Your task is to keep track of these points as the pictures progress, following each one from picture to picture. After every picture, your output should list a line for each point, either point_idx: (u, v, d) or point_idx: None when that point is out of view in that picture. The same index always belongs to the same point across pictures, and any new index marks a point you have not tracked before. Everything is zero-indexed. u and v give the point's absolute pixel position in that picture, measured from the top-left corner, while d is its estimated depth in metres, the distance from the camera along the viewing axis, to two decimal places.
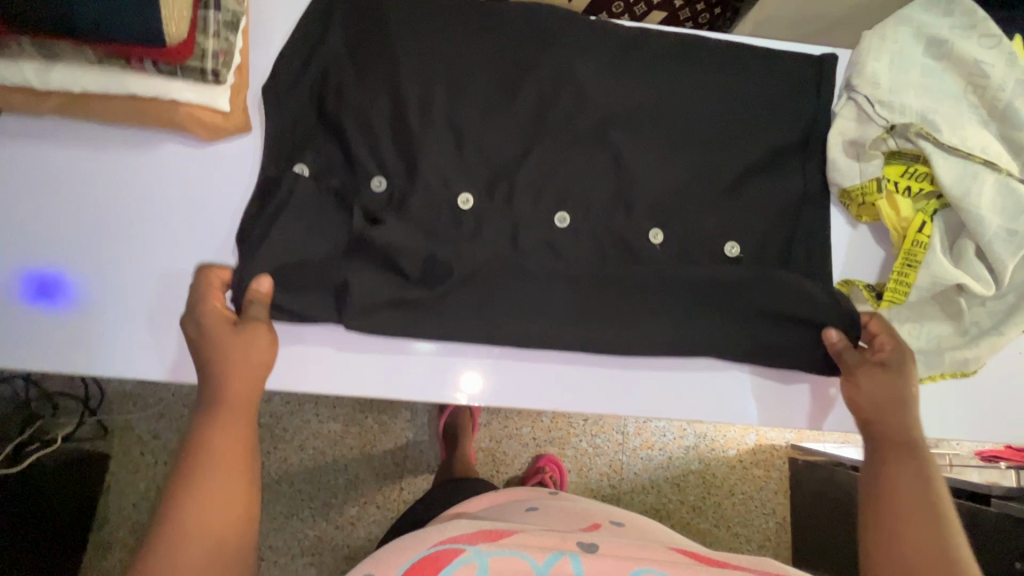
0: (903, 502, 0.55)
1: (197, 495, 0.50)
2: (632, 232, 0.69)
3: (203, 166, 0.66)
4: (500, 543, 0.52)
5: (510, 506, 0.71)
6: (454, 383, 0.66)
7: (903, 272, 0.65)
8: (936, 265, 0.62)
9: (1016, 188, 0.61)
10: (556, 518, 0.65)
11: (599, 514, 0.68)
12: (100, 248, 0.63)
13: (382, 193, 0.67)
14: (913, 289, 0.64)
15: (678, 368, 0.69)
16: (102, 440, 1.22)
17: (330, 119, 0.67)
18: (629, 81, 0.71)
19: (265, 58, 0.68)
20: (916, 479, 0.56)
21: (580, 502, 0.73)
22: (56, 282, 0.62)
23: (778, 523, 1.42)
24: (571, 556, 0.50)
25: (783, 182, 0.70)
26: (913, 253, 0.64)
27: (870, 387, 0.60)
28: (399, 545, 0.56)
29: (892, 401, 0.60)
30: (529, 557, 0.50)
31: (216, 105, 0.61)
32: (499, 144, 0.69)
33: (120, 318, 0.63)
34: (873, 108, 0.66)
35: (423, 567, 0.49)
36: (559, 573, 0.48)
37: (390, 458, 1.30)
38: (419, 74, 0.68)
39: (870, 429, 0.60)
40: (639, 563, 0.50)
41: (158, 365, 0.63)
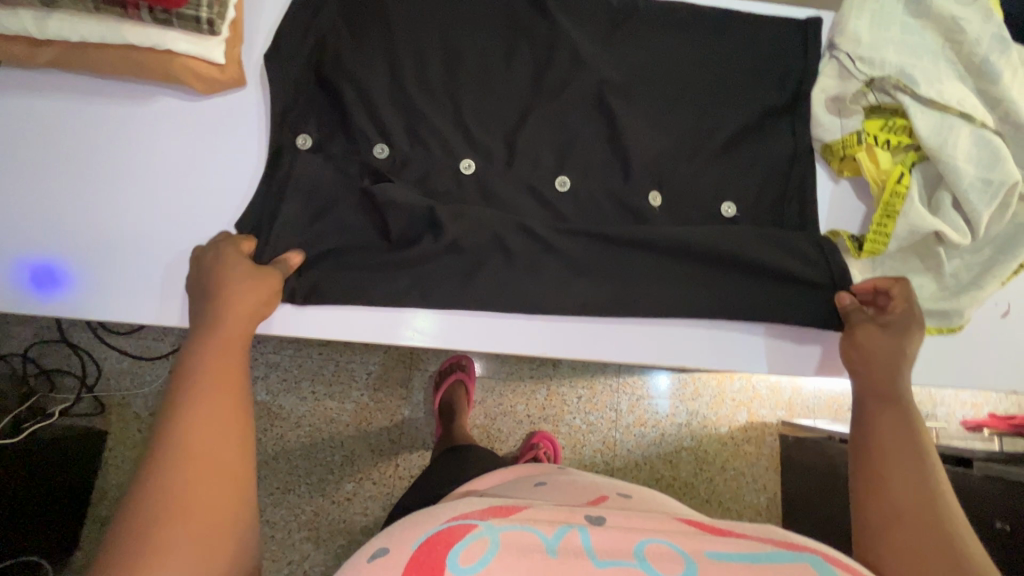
0: (891, 449, 0.57)
1: (193, 432, 0.50)
2: (625, 190, 0.70)
3: (198, 121, 0.67)
4: (511, 518, 0.51)
5: (517, 482, 0.70)
6: (456, 338, 0.66)
7: (881, 223, 0.66)
8: (914, 215, 0.63)
9: (990, 138, 0.64)
10: (562, 492, 0.63)
11: (606, 487, 0.66)
12: (98, 198, 0.65)
13: (384, 158, 0.68)
14: (892, 240, 0.65)
15: (675, 326, 0.68)
16: (99, 417, 1.23)
17: (324, 76, 0.67)
18: (616, 41, 0.72)
19: (258, 16, 0.69)
20: (902, 430, 0.58)
21: (591, 477, 0.71)
22: (56, 233, 0.64)
23: (770, 498, 1.44)
24: (579, 529, 0.50)
25: (770, 140, 0.71)
26: (891, 204, 0.66)
27: (870, 346, 0.62)
28: (409, 520, 0.54)
29: (889, 362, 0.61)
30: (539, 531, 0.49)
31: (211, 56, 0.62)
32: (490, 103, 0.71)
33: (121, 268, 0.64)
34: (854, 64, 0.67)
35: (435, 543, 0.47)
36: (568, 547, 0.47)
37: (386, 435, 1.31)
38: (410, 32, 0.70)
39: (864, 383, 0.62)
40: (643, 534, 0.50)
41: (158, 310, 0.64)
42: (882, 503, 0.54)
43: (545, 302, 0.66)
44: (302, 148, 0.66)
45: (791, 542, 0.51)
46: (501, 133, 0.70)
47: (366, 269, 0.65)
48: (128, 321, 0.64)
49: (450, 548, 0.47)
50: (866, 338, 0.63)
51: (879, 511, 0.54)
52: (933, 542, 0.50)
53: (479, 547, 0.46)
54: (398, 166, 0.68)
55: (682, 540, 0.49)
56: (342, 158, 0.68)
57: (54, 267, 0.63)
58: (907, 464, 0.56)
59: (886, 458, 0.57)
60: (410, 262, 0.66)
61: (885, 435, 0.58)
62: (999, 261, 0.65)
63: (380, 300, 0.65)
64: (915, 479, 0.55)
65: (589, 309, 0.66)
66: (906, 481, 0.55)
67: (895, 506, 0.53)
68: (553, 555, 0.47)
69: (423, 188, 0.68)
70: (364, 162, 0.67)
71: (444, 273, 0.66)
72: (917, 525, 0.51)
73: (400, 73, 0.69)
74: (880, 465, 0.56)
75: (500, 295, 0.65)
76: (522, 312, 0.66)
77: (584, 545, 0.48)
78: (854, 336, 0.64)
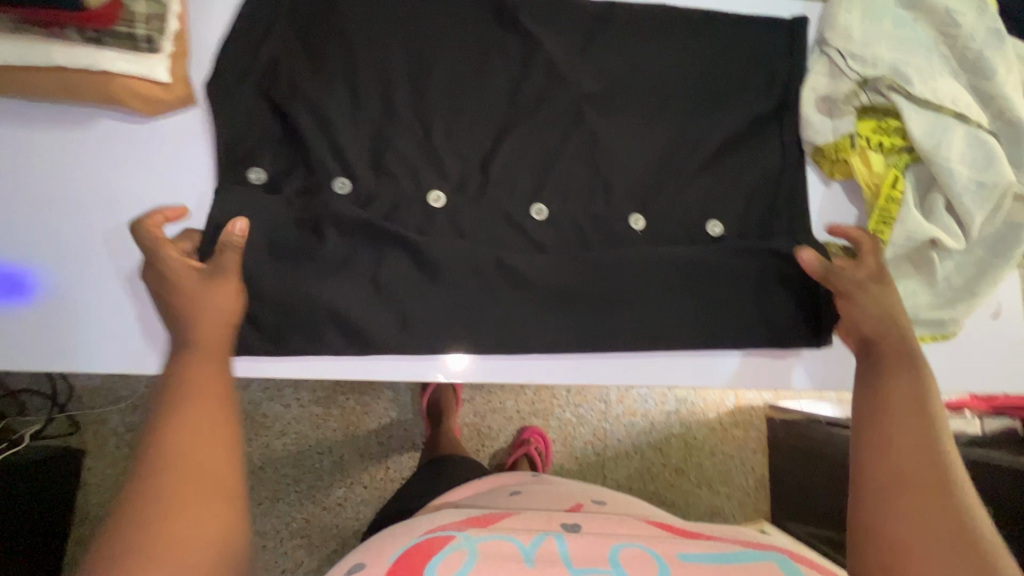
0: (898, 408, 0.54)
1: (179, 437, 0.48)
2: (604, 213, 0.67)
3: (145, 144, 0.62)
4: (493, 528, 0.47)
5: (491, 492, 0.65)
6: (437, 363, 0.64)
7: (877, 229, 0.65)
8: (911, 221, 0.62)
9: (985, 139, 0.62)
10: (538, 499, 0.59)
11: (579, 493, 0.63)
12: (53, 232, 0.60)
13: (347, 195, 0.63)
14: (890, 247, 0.64)
15: (658, 355, 0.67)
16: (74, 436, 1.17)
17: (277, 107, 0.63)
18: (594, 39, 0.68)
19: (205, 28, 0.63)
20: (910, 388, 0.56)
21: (564, 482, 0.67)
22: (15, 269, 0.59)
23: (758, 479, 1.46)
24: (557, 536, 0.46)
25: (761, 144, 0.68)
26: (887, 209, 0.64)
27: (865, 304, 0.60)
28: (387, 535, 0.50)
29: (882, 315, 0.60)
30: (516, 539, 0.45)
31: (154, 75, 0.57)
32: (463, 111, 0.66)
33: (86, 307, 0.60)
34: (846, 61, 0.64)
35: (412, 555, 0.43)
36: (546, 555, 0.44)
37: (374, 439, 1.29)
38: (374, 38, 0.65)
39: (872, 346, 0.59)
40: (619, 538, 0.46)
41: (130, 351, 0.61)
42: (888, 462, 0.52)
43: (533, 321, 0.64)
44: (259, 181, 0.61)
45: (759, 542, 0.48)
46: (478, 144, 0.66)
47: (329, 318, 0.61)
48: (97, 363, 0.60)
49: (429, 560, 0.43)
50: (864, 298, 0.60)
51: (885, 471, 0.51)
52: (941, 508, 0.48)
53: (457, 559, 0.43)
54: (369, 184, 0.63)
55: (654, 543, 0.46)
56: (307, 180, 0.63)
57: (19, 298, 0.59)
58: (912, 425, 0.53)
59: (891, 416, 0.54)
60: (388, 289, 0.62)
61: (893, 393, 0.56)
62: (993, 265, 0.64)
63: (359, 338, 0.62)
64: (927, 443, 0.52)
65: (579, 324, 0.64)
66: (916, 443, 0.52)
67: (899, 466, 0.51)
68: (531, 564, 0.43)
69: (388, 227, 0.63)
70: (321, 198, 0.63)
71: (426, 298, 0.63)
72: (926, 489, 0.49)
73: (359, 94, 0.65)
74: (886, 424, 0.54)
75: (484, 315, 0.63)
76: (507, 333, 0.64)
77: (561, 552, 0.44)
78: (853, 295, 0.61)
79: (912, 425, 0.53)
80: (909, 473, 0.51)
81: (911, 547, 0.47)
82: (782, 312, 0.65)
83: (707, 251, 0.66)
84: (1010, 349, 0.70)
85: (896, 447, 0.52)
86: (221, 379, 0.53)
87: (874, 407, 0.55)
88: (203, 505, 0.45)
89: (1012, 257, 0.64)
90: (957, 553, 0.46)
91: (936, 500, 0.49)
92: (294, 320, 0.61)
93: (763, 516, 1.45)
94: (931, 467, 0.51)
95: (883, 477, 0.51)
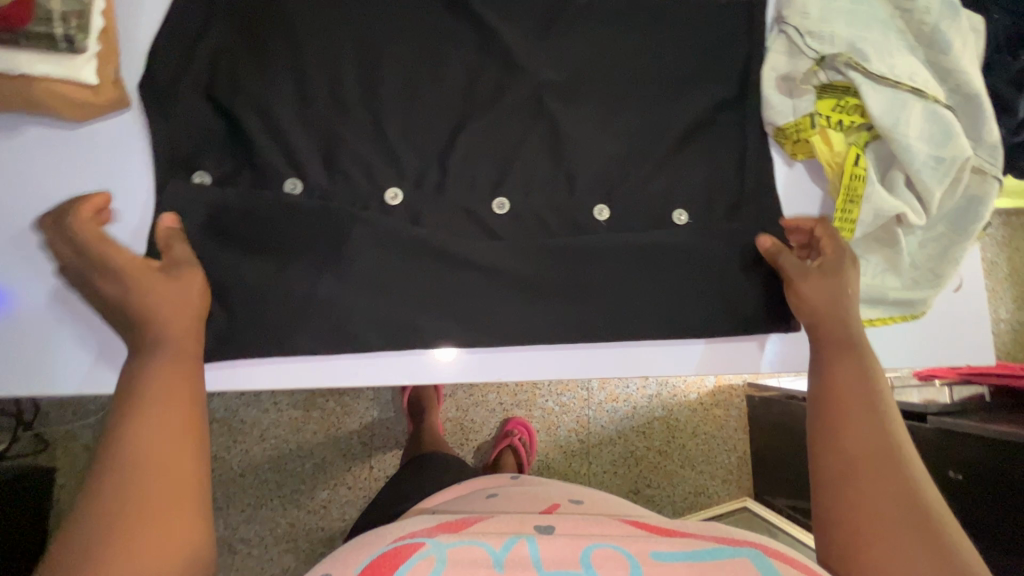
0: (846, 395, 0.55)
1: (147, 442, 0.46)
2: (567, 203, 0.65)
3: (82, 151, 0.59)
4: (463, 532, 0.46)
5: (467, 497, 0.64)
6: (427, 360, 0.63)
7: (845, 209, 0.64)
8: (877, 197, 0.62)
9: (942, 114, 0.61)
10: (513, 501, 0.58)
11: (555, 494, 0.62)
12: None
13: (298, 195, 0.61)
14: (858, 225, 0.64)
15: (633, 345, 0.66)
16: (43, 454, 1.13)
17: (220, 107, 0.60)
18: (550, 24, 0.66)
19: (137, 28, 0.60)
20: (857, 374, 0.56)
21: (543, 484, 0.66)
22: None
23: (740, 456, 1.48)
24: (528, 539, 0.45)
25: (723, 128, 0.68)
26: (853, 187, 0.63)
27: (812, 295, 0.60)
28: (355, 545, 0.48)
29: (831, 305, 0.59)
30: (485, 543, 0.44)
31: (80, 78, 0.54)
32: (417, 104, 0.64)
33: (35, 327, 0.58)
34: (803, 39, 0.64)
35: (379, 565, 0.42)
36: (516, 559, 0.42)
37: (356, 440, 1.27)
38: (319, 31, 0.62)
39: (815, 335, 0.60)
40: (591, 539, 0.45)
41: (85, 369, 0.58)
42: (839, 449, 0.52)
43: (501, 316, 0.63)
44: (205, 182, 0.59)
45: (730, 537, 0.47)
46: (435, 137, 0.64)
47: (288, 324, 0.59)
48: (49, 384, 0.58)
49: (395, 570, 0.41)
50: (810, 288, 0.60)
51: (835, 461, 0.52)
52: (892, 493, 0.48)
53: (426, 566, 0.41)
54: (322, 185, 0.61)
55: (626, 542, 0.45)
56: (254, 183, 0.60)
57: None
58: (863, 410, 0.54)
59: (841, 404, 0.54)
60: (346, 293, 0.60)
61: (840, 381, 0.56)
62: (956, 240, 0.65)
63: (331, 342, 0.60)
64: (876, 428, 0.52)
65: (549, 316, 0.63)
66: (867, 429, 0.52)
67: (849, 454, 0.51)
68: (499, 569, 0.42)
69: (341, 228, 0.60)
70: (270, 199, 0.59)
71: (387, 299, 0.61)
72: (878, 473, 0.50)
73: (309, 89, 0.62)
74: (837, 414, 0.54)
75: (450, 313, 0.62)
76: (476, 328, 0.62)
77: (532, 556, 0.43)
78: (799, 287, 0.60)
79: (864, 410, 0.54)
80: (860, 461, 0.51)
81: (867, 540, 0.47)
82: (750, 298, 0.65)
83: (674, 238, 0.65)
84: (976, 322, 0.70)
85: (847, 433, 0.53)
86: (191, 391, 0.51)
87: (825, 393, 0.56)
88: (161, 515, 0.43)
89: (974, 231, 0.64)
90: (910, 534, 0.46)
91: (887, 482, 0.49)
92: (247, 329, 0.58)
93: (747, 493, 1.47)
94: (883, 451, 0.51)
95: (835, 467, 0.51)
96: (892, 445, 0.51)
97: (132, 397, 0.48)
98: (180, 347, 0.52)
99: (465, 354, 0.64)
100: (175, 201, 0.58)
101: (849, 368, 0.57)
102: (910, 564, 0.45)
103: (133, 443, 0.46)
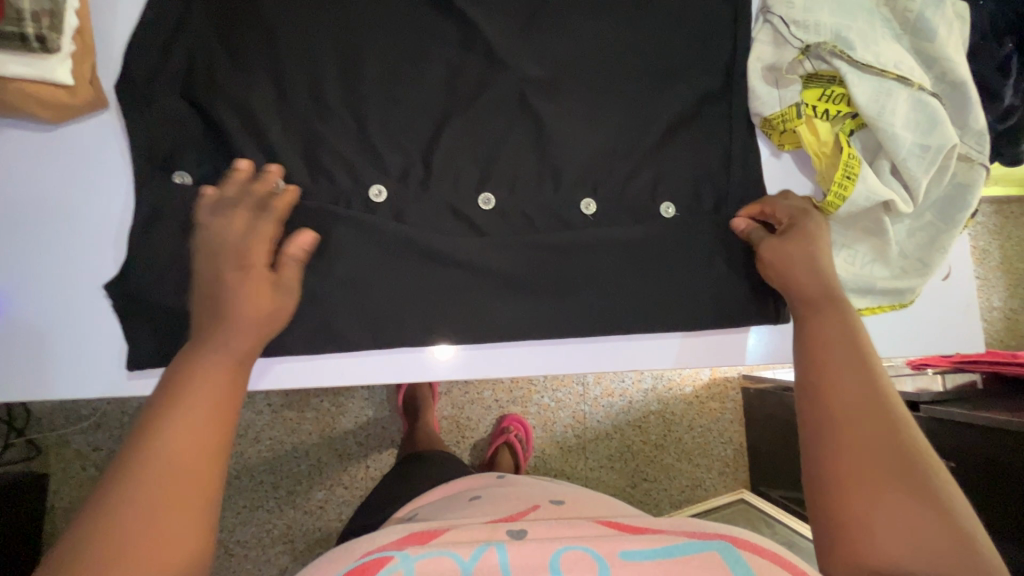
0: (827, 349, 0.53)
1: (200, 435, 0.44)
2: (554, 198, 0.65)
3: (58, 153, 0.59)
4: (432, 544, 0.45)
5: (452, 499, 0.64)
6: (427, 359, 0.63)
7: (841, 184, 0.61)
8: (871, 181, 0.61)
9: (927, 102, 0.61)
10: (495, 504, 0.58)
11: (537, 495, 0.61)
12: None
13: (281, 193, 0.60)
14: (847, 203, 0.62)
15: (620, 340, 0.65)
16: (36, 460, 1.12)
17: (200, 106, 0.59)
18: (534, 17, 0.66)
19: (114, 28, 0.60)
20: (839, 328, 0.54)
21: (529, 484, 0.66)
22: None
23: (737, 449, 1.48)
24: (497, 547, 0.44)
25: (709, 119, 0.67)
26: (849, 166, 0.62)
27: (782, 256, 0.59)
28: (328, 561, 0.47)
29: (804, 263, 0.59)
30: (455, 553, 0.43)
31: (53, 78, 0.53)
32: (401, 100, 0.63)
33: (17, 332, 0.57)
34: (789, 29, 0.64)
35: None
36: (485, 569, 0.42)
37: (351, 439, 1.26)
38: (299, 27, 0.61)
39: (796, 292, 0.58)
40: (561, 541, 0.45)
41: (69, 373, 0.57)
42: (828, 408, 0.49)
43: (489, 312, 0.62)
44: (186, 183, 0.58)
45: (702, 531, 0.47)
46: (419, 133, 0.63)
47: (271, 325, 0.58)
48: (33, 389, 0.57)
49: None
50: (775, 251, 0.60)
51: (817, 413, 0.50)
52: (875, 441, 0.46)
53: None
54: (305, 184, 0.60)
55: (596, 542, 0.44)
56: None
57: None
58: (848, 361, 0.52)
59: (823, 357, 0.53)
60: (331, 293, 0.59)
61: (822, 336, 0.54)
62: (942, 228, 0.65)
63: (317, 340, 0.60)
64: (859, 379, 0.50)
65: (537, 311, 0.63)
66: (850, 381, 0.50)
67: (831, 405, 0.50)
68: None
69: (325, 227, 0.60)
70: None
71: (373, 298, 0.60)
72: (867, 431, 0.47)
73: (289, 86, 0.61)
74: (818, 368, 0.52)
75: (435, 311, 0.61)
76: (462, 325, 0.62)
77: (501, 564, 0.42)
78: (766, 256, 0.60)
79: (848, 360, 0.52)
80: (842, 411, 0.49)
81: (849, 489, 0.45)
82: (737, 291, 0.64)
83: (661, 231, 0.64)
84: (962, 312, 0.70)
85: (835, 392, 0.50)
86: (226, 411, 0.46)
87: (807, 349, 0.54)
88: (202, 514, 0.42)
89: (962, 219, 0.64)
90: (896, 478, 0.44)
91: (870, 431, 0.47)
92: None
93: (744, 485, 1.48)
94: (875, 410, 0.48)
95: (817, 419, 0.50)
96: (883, 404, 0.49)
97: (168, 407, 0.44)
98: (227, 350, 0.48)
99: (457, 349, 0.63)
100: (155, 203, 0.57)
101: (832, 322, 0.55)
102: (895, 512, 0.43)
103: (156, 461, 0.41)
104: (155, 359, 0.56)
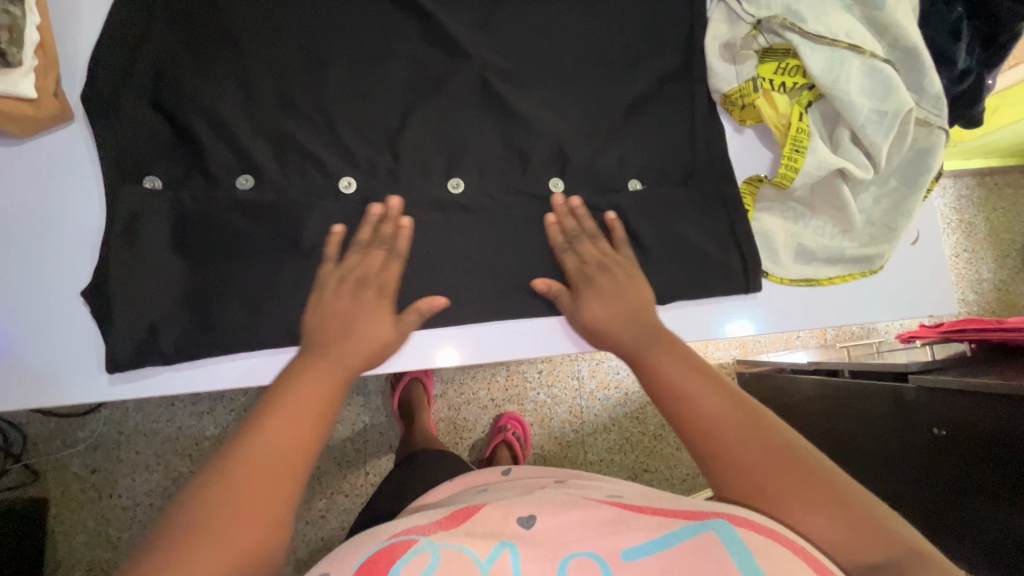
0: (671, 375, 0.54)
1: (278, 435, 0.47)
2: (524, 181, 0.65)
3: (28, 166, 0.60)
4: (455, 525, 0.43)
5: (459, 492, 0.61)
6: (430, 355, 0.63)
7: (792, 157, 0.63)
8: (822, 149, 0.62)
9: (881, 69, 0.62)
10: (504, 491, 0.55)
11: (541, 480, 0.58)
12: None
13: (250, 190, 0.61)
14: (801, 174, 0.63)
15: None
16: (34, 485, 1.11)
17: (168, 112, 0.60)
18: (493, 8, 0.67)
19: (75, 39, 0.61)
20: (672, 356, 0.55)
21: (530, 472, 0.64)
22: None
23: None
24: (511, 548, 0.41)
25: (671, 98, 0.68)
26: (799, 138, 0.63)
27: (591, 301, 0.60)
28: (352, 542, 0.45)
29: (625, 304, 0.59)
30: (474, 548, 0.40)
31: (18, 92, 0.53)
32: (366, 95, 0.64)
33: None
34: (741, 5, 0.64)
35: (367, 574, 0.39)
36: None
37: (349, 446, 1.26)
38: (262, 31, 0.63)
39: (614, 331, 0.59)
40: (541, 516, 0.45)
41: (52, 383, 0.58)
42: (716, 437, 0.49)
43: (465, 300, 0.62)
44: (156, 188, 0.59)
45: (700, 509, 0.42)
46: (387, 127, 0.64)
47: (248, 324, 0.59)
48: (18, 401, 0.57)
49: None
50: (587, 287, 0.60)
51: (702, 437, 0.49)
52: (760, 445, 0.47)
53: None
54: (275, 182, 0.61)
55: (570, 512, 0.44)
56: (203, 186, 0.60)
57: None
58: (696, 378, 0.53)
59: (673, 383, 0.53)
60: (306, 286, 0.60)
61: (660, 366, 0.55)
62: (903, 191, 0.66)
63: (297, 333, 0.60)
64: (713, 391, 0.51)
65: (513, 294, 0.64)
66: (706, 397, 0.51)
67: (712, 426, 0.49)
68: None
69: (297, 221, 0.60)
70: (224, 199, 0.60)
71: None
72: (756, 444, 0.47)
73: (254, 87, 0.62)
74: (680, 396, 0.52)
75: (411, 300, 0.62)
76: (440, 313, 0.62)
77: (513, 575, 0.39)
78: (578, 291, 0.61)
79: (697, 380, 0.53)
80: (720, 428, 0.49)
81: (768, 497, 0.45)
82: (707, 262, 0.65)
83: (631, 209, 0.65)
84: (943, 275, 0.71)
85: (704, 414, 0.50)
86: (318, 421, 0.50)
87: (660, 382, 0.54)
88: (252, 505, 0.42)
89: (926, 181, 0.65)
90: (788, 467, 0.46)
91: (749, 436, 0.48)
92: (208, 332, 0.58)
93: None
94: (743, 415, 0.49)
95: (707, 448, 0.49)
96: (745, 405, 0.50)
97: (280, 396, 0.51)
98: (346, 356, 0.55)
99: (450, 338, 0.64)
100: (128, 210, 0.58)
101: (667, 356, 0.55)
102: (804, 497, 0.44)
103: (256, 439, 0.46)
104: (135, 360, 0.57)
